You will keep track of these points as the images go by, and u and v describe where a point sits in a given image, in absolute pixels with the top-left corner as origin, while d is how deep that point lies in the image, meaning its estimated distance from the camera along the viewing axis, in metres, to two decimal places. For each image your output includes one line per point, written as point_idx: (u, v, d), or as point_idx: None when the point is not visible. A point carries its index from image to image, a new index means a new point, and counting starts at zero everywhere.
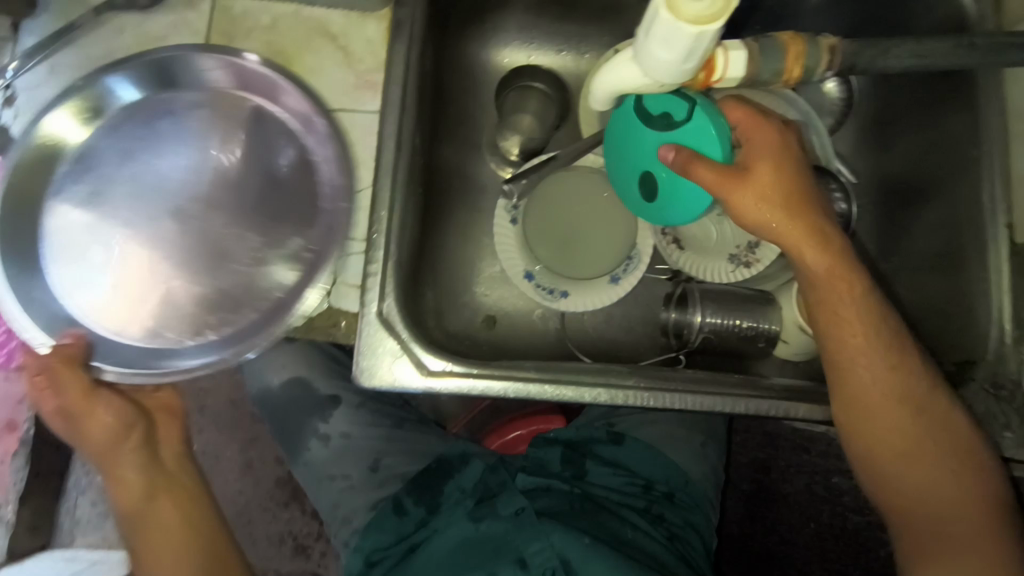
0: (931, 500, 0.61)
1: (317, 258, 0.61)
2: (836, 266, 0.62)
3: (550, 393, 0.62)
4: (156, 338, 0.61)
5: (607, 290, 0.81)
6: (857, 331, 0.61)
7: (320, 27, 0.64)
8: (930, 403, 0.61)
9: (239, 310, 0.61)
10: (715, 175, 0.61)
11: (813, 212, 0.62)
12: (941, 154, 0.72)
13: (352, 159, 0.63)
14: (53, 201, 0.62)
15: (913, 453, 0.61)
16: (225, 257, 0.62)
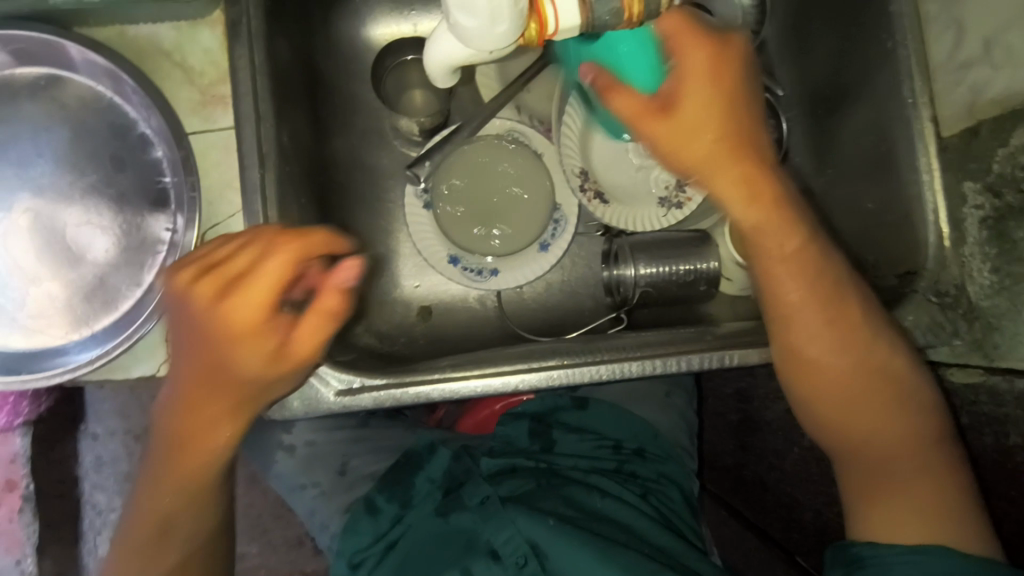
0: (880, 444, 0.58)
1: (177, 237, 0.58)
2: (775, 215, 0.56)
3: (472, 386, 0.62)
4: (38, 338, 0.57)
5: (537, 258, 0.78)
6: (797, 283, 0.57)
7: (152, 45, 0.59)
8: (877, 350, 0.58)
9: (115, 299, 0.58)
10: (631, 109, 0.53)
11: (747, 151, 0.55)
12: (857, 51, 0.66)
13: (215, 183, 0.59)
14: None
15: (861, 402, 0.58)
16: (85, 247, 0.58)
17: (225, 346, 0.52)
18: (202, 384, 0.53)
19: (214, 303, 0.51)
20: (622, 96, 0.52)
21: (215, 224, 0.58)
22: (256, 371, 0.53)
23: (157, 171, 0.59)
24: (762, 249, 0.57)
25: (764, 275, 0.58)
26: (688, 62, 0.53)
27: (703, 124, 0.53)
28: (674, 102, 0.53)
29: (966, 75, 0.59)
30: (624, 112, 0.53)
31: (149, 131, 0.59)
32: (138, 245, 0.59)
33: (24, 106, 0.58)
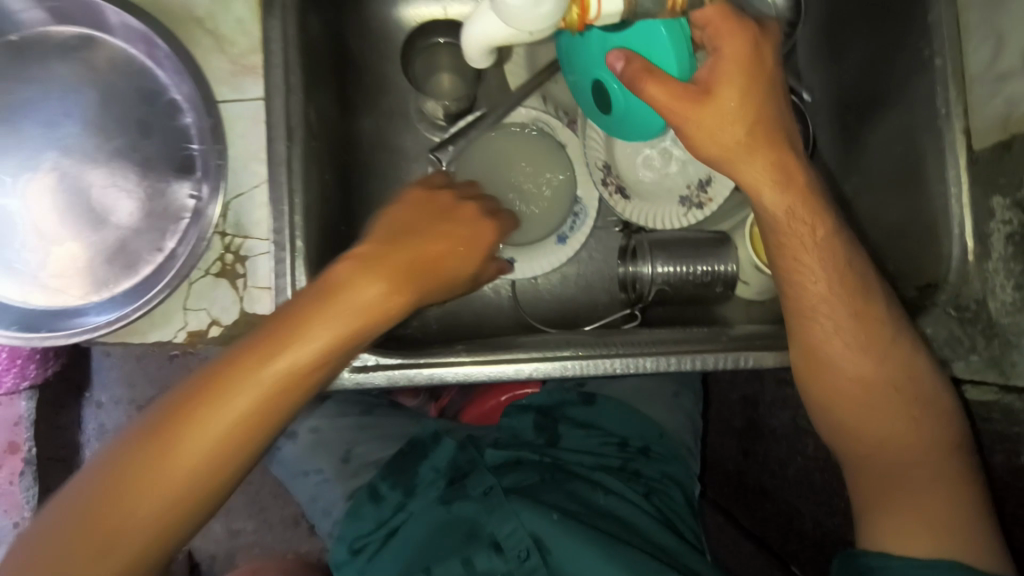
0: (892, 446, 0.59)
1: (201, 204, 0.58)
2: (798, 206, 0.58)
3: (485, 372, 0.62)
4: (58, 297, 0.58)
5: (555, 251, 0.77)
6: (819, 278, 0.58)
7: (186, 12, 0.59)
8: (892, 346, 0.59)
9: (135, 263, 0.58)
10: (665, 95, 0.55)
11: (773, 139, 0.58)
12: (890, 59, 0.66)
13: (241, 153, 0.59)
14: None
15: (875, 402, 0.59)
16: (109, 210, 0.58)
17: (439, 234, 0.61)
18: (407, 256, 0.58)
19: (455, 210, 0.63)
20: (655, 84, 0.55)
21: (240, 193, 0.59)
22: (450, 281, 0.61)
23: (184, 138, 0.59)
24: (782, 244, 0.59)
25: (788, 270, 0.60)
26: (725, 52, 0.55)
27: (735, 113, 0.56)
28: (709, 90, 0.55)
29: (1001, 88, 0.58)
30: (659, 98, 0.55)
31: (179, 98, 0.59)
32: (164, 211, 0.59)
33: (56, 66, 0.58)
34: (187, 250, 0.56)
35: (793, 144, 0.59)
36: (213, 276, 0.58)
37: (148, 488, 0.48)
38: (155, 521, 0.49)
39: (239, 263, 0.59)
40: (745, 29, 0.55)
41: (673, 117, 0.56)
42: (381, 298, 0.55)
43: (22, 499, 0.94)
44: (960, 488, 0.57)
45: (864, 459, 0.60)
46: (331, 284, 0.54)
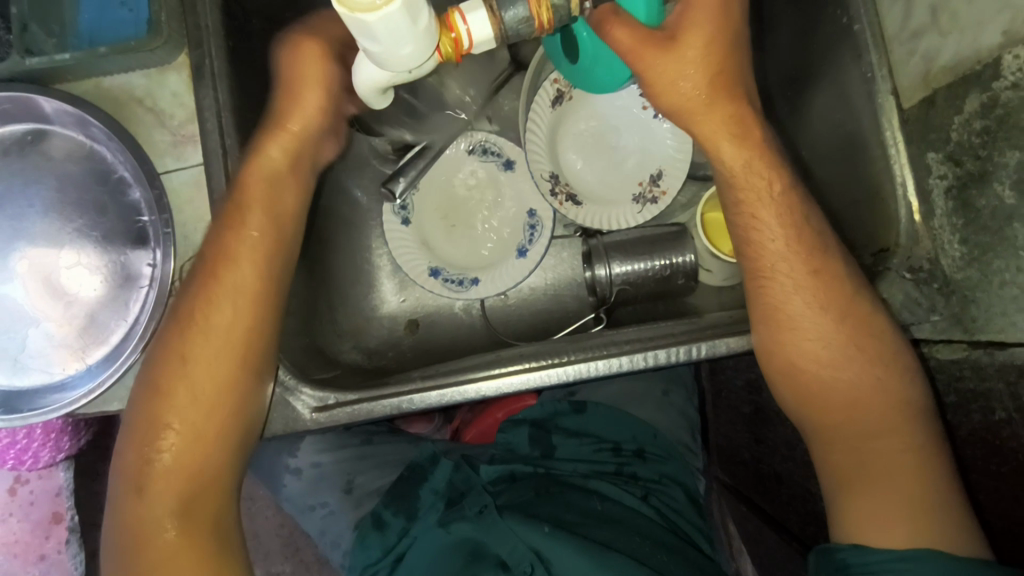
0: (859, 417, 0.58)
1: (157, 271, 0.61)
2: (754, 159, 0.59)
3: (446, 395, 0.63)
4: (38, 376, 0.61)
5: (516, 265, 0.79)
6: (770, 241, 0.59)
7: (125, 93, 0.63)
8: (854, 308, 0.58)
9: (104, 335, 0.62)
10: (631, 42, 0.53)
11: (732, 90, 0.59)
12: (813, 30, 0.66)
13: (189, 218, 0.62)
14: None
15: (839, 367, 0.59)
16: (74, 288, 0.62)
17: (303, 90, 0.60)
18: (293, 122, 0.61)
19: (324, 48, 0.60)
20: (622, 29, 0.53)
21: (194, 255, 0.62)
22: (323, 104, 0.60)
23: (135, 211, 0.63)
24: (741, 201, 0.60)
25: (747, 229, 0.60)
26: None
27: (698, 63, 0.56)
28: (675, 38, 0.55)
29: (918, 45, 0.57)
30: (625, 44, 0.54)
31: (127, 174, 0.63)
32: (126, 282, 0.62)
33: (12, 160, 0.62)
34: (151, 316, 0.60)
35: (746, 99, 0.59)
36: None
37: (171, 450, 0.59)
38: (185, 469, 0.59)
39: None
40: None
41: (639, 62, 0.55)
42: (272, 175, 0.61)
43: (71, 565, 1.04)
44: (928, 462, 0.56)
45: (833, 433, 0.58)
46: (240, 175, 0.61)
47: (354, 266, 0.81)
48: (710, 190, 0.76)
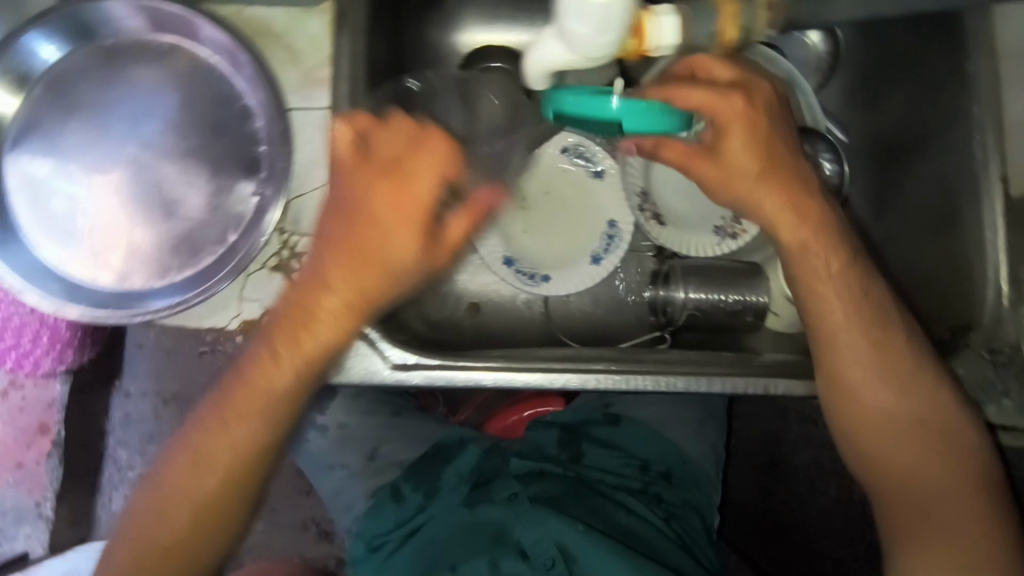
0: (917, 477, 0.60)
1: (263, 202, 0.61)
2: (813, 240, 0.60)
3: (522, 378, 0.64)
4: (125, 281, 0.62)
5: (589, 270, 0.81)
6: (836, 308, 0.60)
7: (264, 26, 0.63)
8: (916, 373, 0.60)
9: (198, 254, 0.62)
10: (681, 159, 0.60)
11: (779, 171, 0.59)
12: (929, 107, 0.69)
13: (302, 158, 0.62)
14: (9, 154, 0.61)
15: (897, 428, 0.60)
16: (178, 203, 0.62)
17: (392, 233, 0.54)
18: (372, 268, 0.55)
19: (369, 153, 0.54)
20: (671, 151, 0.59)
21: (302, 193, 0.62)
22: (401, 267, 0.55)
23: (252, 141, 0.63)
24: (797, 278, 0.62)
25: (810, 290, 0.61)
26: (719, 108, 0.57)
27: (740, 162, 0.58)
28: (716, 147, 0.59)
29: None
30: (673, 160, 0.59)
31: (252, 103, 0.63)
32: (229, 207, 0.62)
33: (142, 66, 0.63)
34: (249, 242, 0.61)
35: (800, 174, 0.61)
36: (269, 269, 0.62)
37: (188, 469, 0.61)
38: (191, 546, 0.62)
39: (294, 258, 0.62)
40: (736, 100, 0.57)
41: (696, 175, 0.60)
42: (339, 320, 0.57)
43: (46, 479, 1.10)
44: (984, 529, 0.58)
45: (889, 485, 0.61)
46: (304, 321, 0.57)
47: None
48: None
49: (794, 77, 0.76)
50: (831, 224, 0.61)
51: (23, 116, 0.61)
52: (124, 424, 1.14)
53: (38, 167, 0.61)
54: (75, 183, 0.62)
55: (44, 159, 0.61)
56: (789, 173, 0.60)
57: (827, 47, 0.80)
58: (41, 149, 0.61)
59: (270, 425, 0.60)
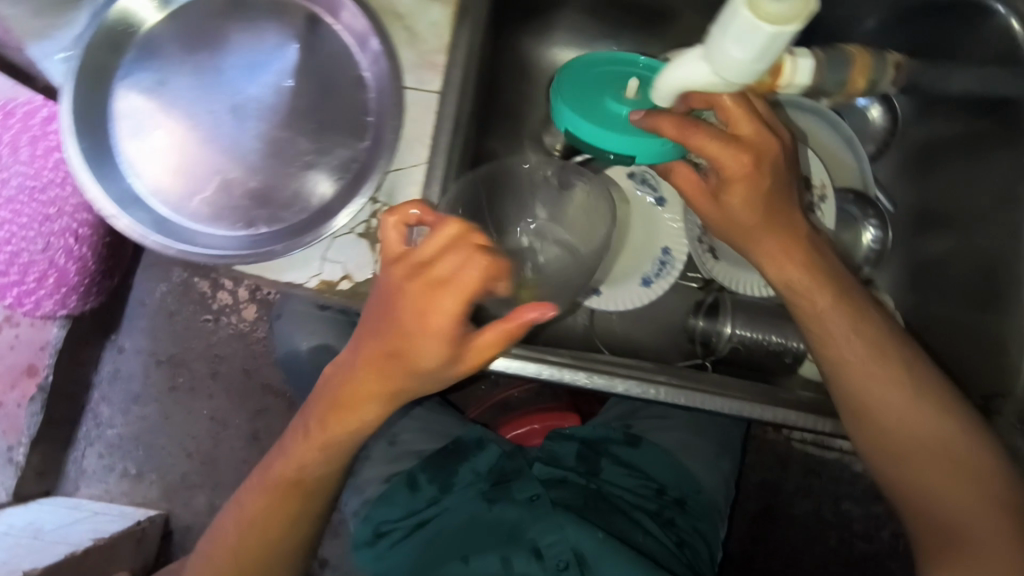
0: (943, 489, 0.62)
1: (362, 169, 0.63)
2: (800, 281, 0.64)
3: (585, 378, 0.65)
4: (209, 222, 0.62)
5: (639, 291, 0.83)
6: (828, 343, 0.64)
7: (389, 6, 0.66)
8: (920, 385, 0.63)
9: (287, 209, 0.63)
10: (689, 186, 0.66)
11: (778, 219, 0.63)
12: (982, 191, 0.76)
13: (405, 135, 0.64)
14: (124, 79, 0.63)
15: (914, 442, 0.63)
16: (276, 157, 0.63)
17: (415, 341, 0.53)
18: (398, 364, 0.55)
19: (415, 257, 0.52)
20: (679, 175, 0.66)
21: (400, 168, 0.64)
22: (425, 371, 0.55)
23: (361, 109, 0.64)
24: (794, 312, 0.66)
25: (810, 328, 0.65)
26: (726, 168, 0.59)
27: (743, 212, 0.62)
28: (720, 196, 0.63)
29: None
30: (683, 187, 0.66)
31: (366, 76, 0.65)
32: (328, 169, 0.64)
33: (265, 24, 0.65)
34: (344, 206, 0.62)
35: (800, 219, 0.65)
36: (357, 235, 0.63)
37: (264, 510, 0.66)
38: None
39: None
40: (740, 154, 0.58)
41: (697, 203, 0.66)
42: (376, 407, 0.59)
43: (24, 423, 1.20)
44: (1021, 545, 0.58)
45: (916, 508, 0.64)
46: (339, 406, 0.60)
47: None
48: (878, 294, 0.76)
49: (850, 139, 0.83)
50: (816, 269, 0.64)
51: (142, 52, 0.63)
52: (129, 376, 1.30)
53: (143, 101, 0.63)
54: (176, 121, 0.63)
55: (150, 94, 0.63)
56: (783, 215, 0.63)
57: (885, 116, 0.86)
58: (147, 86, 0.63)
59: (311, 491, 0.66)
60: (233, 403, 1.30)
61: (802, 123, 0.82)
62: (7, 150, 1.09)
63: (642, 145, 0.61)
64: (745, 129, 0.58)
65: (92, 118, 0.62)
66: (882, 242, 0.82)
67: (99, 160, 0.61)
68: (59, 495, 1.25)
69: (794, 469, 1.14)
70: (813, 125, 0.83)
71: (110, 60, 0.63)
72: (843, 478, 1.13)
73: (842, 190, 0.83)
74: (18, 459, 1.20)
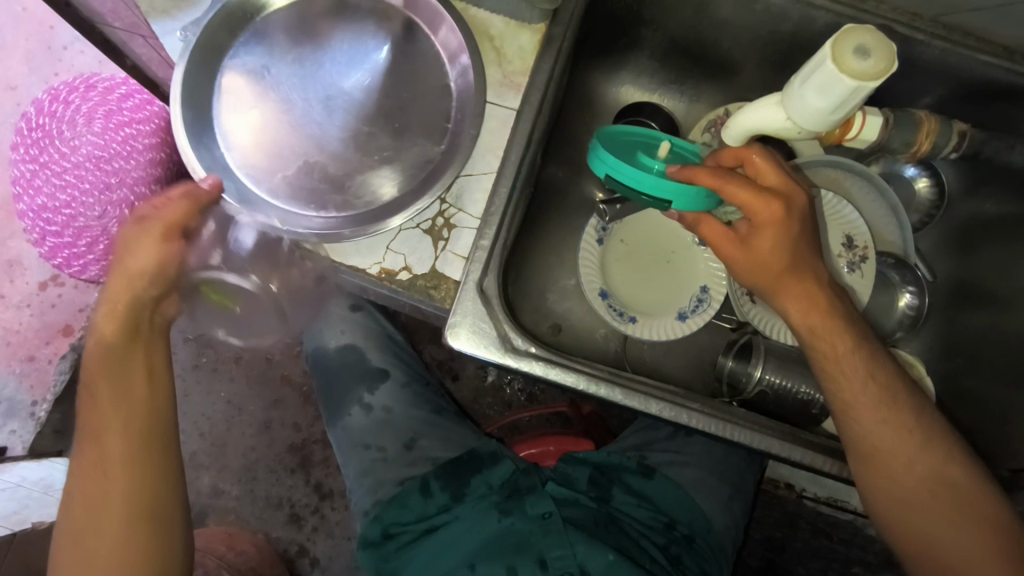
0: (943, 534, 0.64)
1: (436, 170, 0.68)
2: (823, 328, 0.64)
3: (620, 396, 0.66)
4: (285, 200, 0.67)
5: (675, 324, 0.84)
6: (847, 389, 0.64)
7: (482, 27, 0.72)
8: (928, 430, 0.65)
9: (360, 197, 0.68)
10: (718, 235, 0.67)
11: (802, 266, 0.64)
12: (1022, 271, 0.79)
13: (483, 145, 0.69)
14: (233, 60, 0.69)
15: (919, 489, 0.65)
16: (358, 149, 0.69)
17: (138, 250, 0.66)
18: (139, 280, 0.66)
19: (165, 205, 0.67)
20: (708, 225, 0.67)
21: (469, 174, 0.69)
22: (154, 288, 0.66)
23: (444, 116, 0.70)
24: (817, 363, 0.65)
25: (828, 376, 0.65)
26: (758, 212, 0.62)
27: (771, 258, 0.63)
28: (750, 240, 0.64)
29: None
30: (710, 237, 0.67)
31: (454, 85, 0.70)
32: (404, 168, 0.68)
33: (366, 28, 0.71)
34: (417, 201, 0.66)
35: (820, 269, 0.66)
36: (422, 231, 0.68)
37: (90, 501, 0.64)
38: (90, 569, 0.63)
39: (446, 228, 0.68)
40: (766, 194, 0.62)
41: (724, 252, 0.67)
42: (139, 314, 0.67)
43: (52, 381, 1.21)
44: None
45: (919, 554, 0.65)
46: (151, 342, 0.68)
47: (542, 263, 0.87)
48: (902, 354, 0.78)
49: (896, 207, 0.84)
50: (838, 315, 0.65)
51: (255, 40, 0.70)
52: None
53: (244, 83, 0.69)
54: (272, 105, 0.69)
55: (253, 78, 0.69)
56: (807, 259, 0.65)
57: (932, 189, 0.87)
58: (252, 71, 0.69)
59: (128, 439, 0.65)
60: (251, 390, 1.28)
61: (847, 185, 0.83)
62: (84, 119, 1.11)
63: (680, 190, 0.64)
64: (772, 181, 0.64)
65: (198, 89, 0.67)
66: (920, 309, 0.84)
67: (198, 129, 0.67)
68: None
69: (803, 530, 1.13)
70: (862, 189, 0.84)
71: (224, 41, 0.68)
72: (855, 543, 1.12)
73: (883, 254, 0.85)
74: (39, 415, 1.20)
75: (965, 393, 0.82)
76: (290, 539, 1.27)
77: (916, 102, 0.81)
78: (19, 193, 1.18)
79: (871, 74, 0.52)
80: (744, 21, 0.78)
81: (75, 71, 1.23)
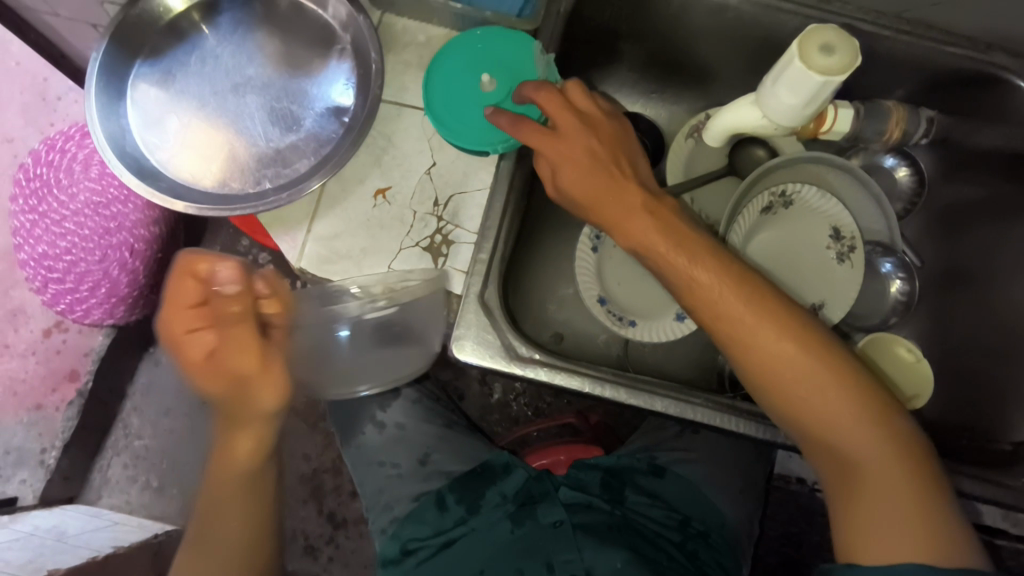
0: (835, 427, 0.60)
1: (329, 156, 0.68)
2: (668, 238, 0.63)
3: (624, 395, 0.68)
4: (222, 186, 0.70)
5: (673, 325, 0.85)
6: (700, 282, 0.61)
7: None
8: (793, 319, 0.61)
9: (290, 166, 0.71)
10: (549, 178, 0.67)
11: (623, 185, 0.64)
12: (1006, 252, 0.82)
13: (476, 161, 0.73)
14: (137, 78, 0.72)
15: (806, 385, 0.60)
16: (274, 127, 0.72)
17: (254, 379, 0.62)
18: (245, 396, 0.63)
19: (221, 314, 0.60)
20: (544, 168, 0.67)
21: (465, 191, 0.73)
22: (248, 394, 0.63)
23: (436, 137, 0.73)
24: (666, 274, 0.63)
25: (694, 302, 0.63)
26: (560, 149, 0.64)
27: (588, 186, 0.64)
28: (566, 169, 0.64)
29: None
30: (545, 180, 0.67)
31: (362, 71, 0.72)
32: (319, 132, 0.72)
33: (253, 18, 0.74)
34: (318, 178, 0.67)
35: (649, 189, 0.65)
36: (422, 249, 0.72)
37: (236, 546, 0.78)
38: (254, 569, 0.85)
39: (445, 244, 0.72)
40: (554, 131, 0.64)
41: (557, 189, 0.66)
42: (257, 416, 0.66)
43: (61, 426, 1.20)
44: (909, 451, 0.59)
45: (822, 450, 0.61)
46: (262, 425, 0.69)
47: (538, 274, 0.89)
48: (884, 334, 0.80)
49: (879, 197, 0.82)
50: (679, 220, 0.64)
51: (152, 52, 0.72)
52: (161, 389, 1.27)
53: (154, 95, 0.72)
54: (186, 107, 0.72)
55: (162, 87, 0.72)
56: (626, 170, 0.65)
57: (911, 177, 0.88)
58: (159, 79, 0.72)
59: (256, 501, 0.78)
60: None
61: (828, 180, 0.84)
62: (81, 165, 1.11)
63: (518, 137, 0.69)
64: (569, 125, 0.65)
65: (112, 109, 0.70)
66: (911, 295, 0.85)
67: (119, 143, 0.69)
68: (79, 503, 1.23)
69: (819, 522, 1.14)
70: (845, 182, 0.84)
71: (124, 63, 0.71)
72: None
73: (869, 244, 0.85)
74: (49, 463, 1.20)
75: (965, 372, 0.84)
76: (307, 572, 1.26)
77: (891, 93, 0.83)
78: (19, 242, 1.16)
79: (835, 69, 0.56)
80: (716, 30, 0.82)
81: (71, 120, 1.25)
